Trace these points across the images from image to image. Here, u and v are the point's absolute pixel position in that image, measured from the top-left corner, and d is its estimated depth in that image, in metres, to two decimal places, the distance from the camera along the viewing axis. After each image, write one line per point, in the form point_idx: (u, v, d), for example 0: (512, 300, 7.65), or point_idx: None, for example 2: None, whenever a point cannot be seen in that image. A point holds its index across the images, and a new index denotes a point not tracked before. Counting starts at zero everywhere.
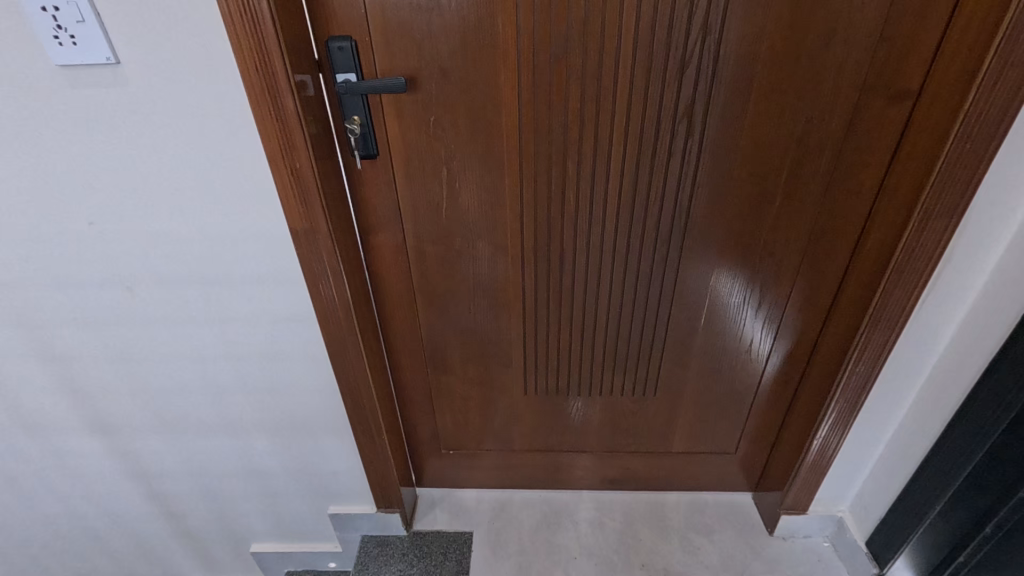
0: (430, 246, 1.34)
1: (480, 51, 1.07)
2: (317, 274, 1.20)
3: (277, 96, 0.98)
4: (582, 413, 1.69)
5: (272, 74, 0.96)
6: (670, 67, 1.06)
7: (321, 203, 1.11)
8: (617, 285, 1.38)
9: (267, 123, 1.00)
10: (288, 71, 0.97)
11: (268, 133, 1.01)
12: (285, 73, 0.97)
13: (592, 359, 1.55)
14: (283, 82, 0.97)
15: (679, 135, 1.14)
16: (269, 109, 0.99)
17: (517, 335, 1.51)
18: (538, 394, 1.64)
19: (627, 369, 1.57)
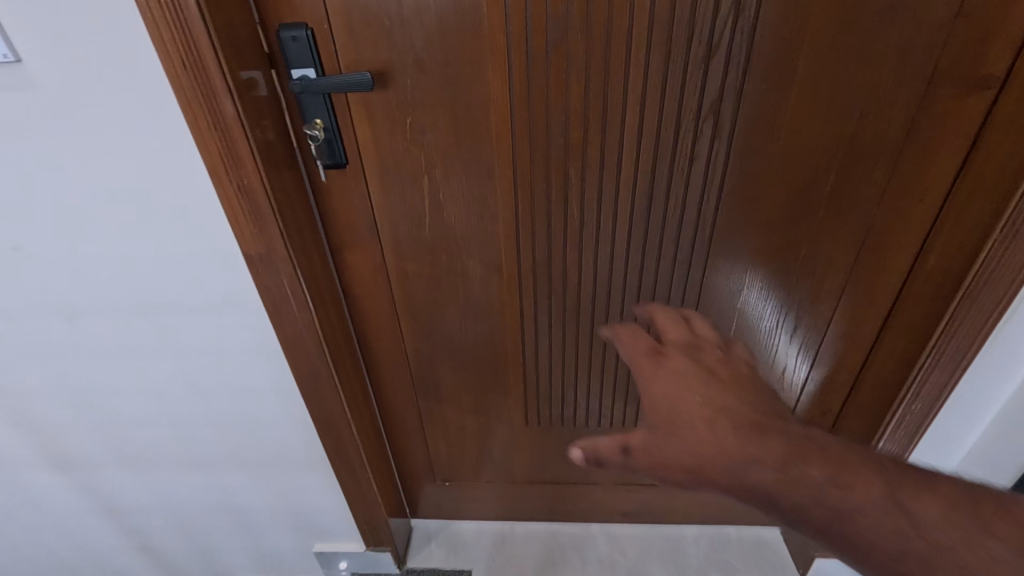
0: (413, 265, 1.17)
1: (461, 39, 0.89)
2: (279, 302, 1.03)
3: (211, 98, 0.81)
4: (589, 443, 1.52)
5: (203, 72, 0.79)
6: (693, 55, 0.87)
7: (277, 222, 0.94)
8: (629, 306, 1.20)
9: (204, 131, 0.83)
10: (224, 69, 0.80)
11: (206, 143, 0.84)
12: (219, 70, 0.80)
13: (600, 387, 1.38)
14: (219, 81, 0.80)
15: (704, 135, 0.95)
16: (204, 114, 0.82)
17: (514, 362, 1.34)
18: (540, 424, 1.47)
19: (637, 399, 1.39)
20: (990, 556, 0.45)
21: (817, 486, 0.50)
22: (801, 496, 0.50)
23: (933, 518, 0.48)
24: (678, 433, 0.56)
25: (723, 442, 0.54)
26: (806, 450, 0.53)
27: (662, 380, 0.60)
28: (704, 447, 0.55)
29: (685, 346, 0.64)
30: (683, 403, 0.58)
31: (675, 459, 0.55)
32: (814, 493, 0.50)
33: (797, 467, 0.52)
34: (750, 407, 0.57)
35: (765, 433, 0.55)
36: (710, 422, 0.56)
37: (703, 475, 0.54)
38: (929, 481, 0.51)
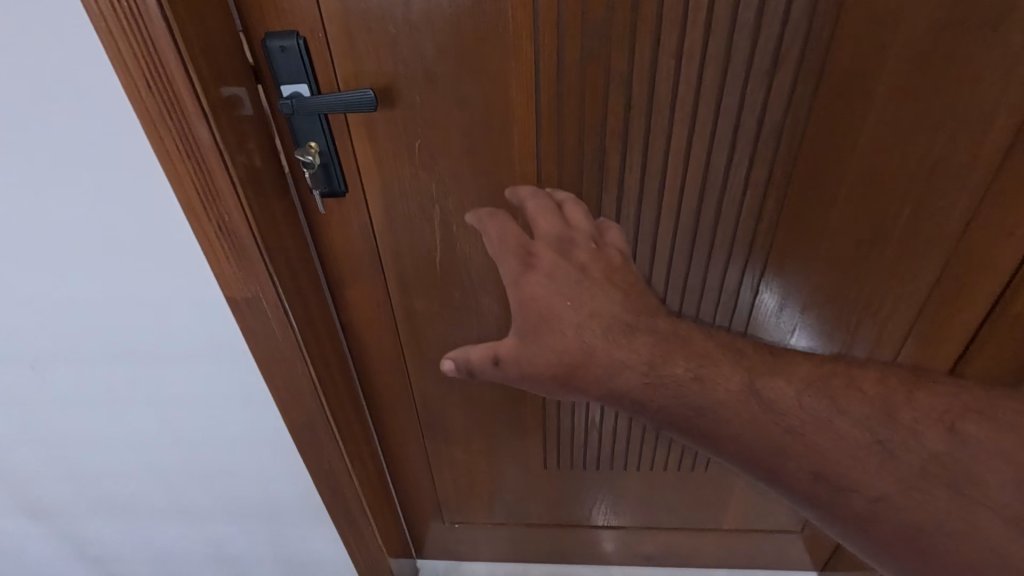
0: (421, 301, 1.03)
1: (481, 49, 0.75)
2: (269, 349, 0.90)
3: (182, 122, 0.68)
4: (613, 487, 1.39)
5: (172, 92, 0.66)
6: (755, 67, 0.74)
7: (264, 262, 0.81)
8: None
9: (175, 160, 0.70)
10: (197, 88, 0.67)
11: (178, 174, 0.71)
12: (191, 90, 0.66)
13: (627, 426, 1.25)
14: (190, 102, 0.67)
15: (764, 161, 0.81)
16: (174, 141, 0.69)
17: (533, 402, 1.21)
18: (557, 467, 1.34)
19: (664, 437, 1.26)
20: (843, 437, 0.56)
21: (676, 382, 0.59)
22: (664, 392, 0.59)
23: (796, 401, 0.58)
24: (550, 333, 0.61)
25: (590, 344, 0.60)
26: (667, 347, 0.60)
27: (534, 280, 0.63)
28: (572, 355, 0.60)
29: (555, 240, 0.66)
30: (555, 306, 0.62)
31: (546, 362, 0.61)
32: (673, 387, 0.59)
33: (660, 363, 0.59)
34: (620, 305, 0.63)
35: (631, 330, 0.61)
36: (578, 327, 0.61)
37: (573, 377, 0.61)
38: (794, 371, 0.60)
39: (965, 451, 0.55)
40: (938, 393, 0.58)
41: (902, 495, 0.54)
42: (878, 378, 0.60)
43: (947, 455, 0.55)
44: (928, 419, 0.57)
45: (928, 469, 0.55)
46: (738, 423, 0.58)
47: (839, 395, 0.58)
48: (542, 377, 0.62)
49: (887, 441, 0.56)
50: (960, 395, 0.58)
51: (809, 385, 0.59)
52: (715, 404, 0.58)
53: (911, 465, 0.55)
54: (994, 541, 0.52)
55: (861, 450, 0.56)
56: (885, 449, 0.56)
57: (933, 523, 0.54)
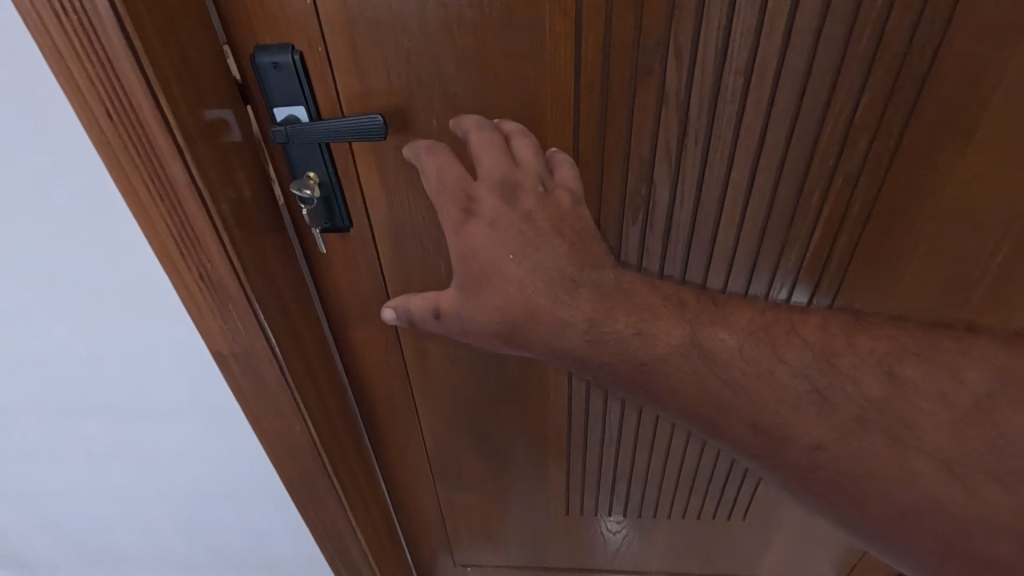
0: (435, 344, 0.92)
1: (510, 65, 0.63)
2: (264, 406, 0.79)
3: (151, 156, 0.56)
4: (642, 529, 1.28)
5: (137, 120, 0.54)
6: (838, 90, 0.62)
7: (253, 312, 0.69)
8: None
9: (145, 203, 0.58)
10: (167, 114, 0.54)
11: (150, 218, 0.59)
12: (160, 117, 0.54)
13: (713, 463, 1.12)
14: (162, 135, 0.55)
15: (840, 196, 0.69)
16: (144, 181, 0.57)
17: (627, 425, 1.06)
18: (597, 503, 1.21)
19: (755, 479, 1.14)
20: (779, 385, 0.51)
21: (615, 337, 0.54)
22: (600, 345, 0.54)
23: (727, 345, 0.52)
24: (491, 288, 0.57)
25: (531, 299, 0.55)
26: (609, 303, 0.55)
27: (477, 233, 0.57)
28: (512, 310, 0.56)
29: (498, 183, 0.59)
30: (495, 260, 0.56)
31: (487, 320, 0.58)
32: (605, 339, 0.54)
33: (602, 317, 0.54)
34: (566, 257, 0.56)
35: (575, 285, 0.55)
36: (518, 281, 0.56)
37: (515, 334, 0.57)
38: (730, 316, 0.54)
39: (908, 397, 0.48)
40: (883, 334, 0.52)
41: (839, 447, 0.49)
42: (820, 321, 0.54)
43: (892, 402, 0.49)
44: (871, 366, 0.50)
45: (873, 417, 0.49)
46: (666, 372, 0.53)
47: (777, 341, 0.52)
48: (484, 332, 0.59)
49: (827, 388, 0.50)
50: (906, 335, 0.51)
51: (744, 330, 0.53)
52: (645, 355, 0.53)
53: (851, 413, 0.49)
54: (944, 496, 0.46)
55: (800, 400, 0.51)
56: (824, 396, 0.50)
57: (870, 471, 0.49)
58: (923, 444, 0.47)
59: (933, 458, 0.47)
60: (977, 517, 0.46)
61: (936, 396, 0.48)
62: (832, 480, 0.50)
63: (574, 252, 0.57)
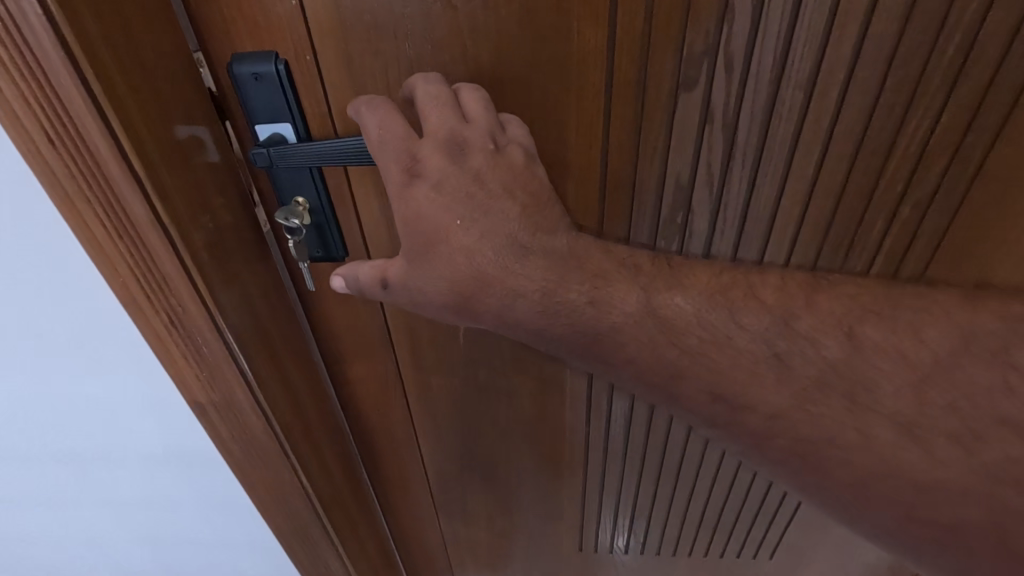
0: (441, 380, 0.84)
1: (530, 76, 0.54)
2: (250, 458, 0.71)
3: (101, 185, 0.47)
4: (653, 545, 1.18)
5: (83, 143, 0.45)
6: (913, 111, 0.53)
7: (230, 357, 0.60)
8: None
9: (102, 243, 0.50)
10: (120, 136, 0.45)
11: (108, 260, 0.51)
12: (110, 140, 0.45)
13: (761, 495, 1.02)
14: (117, 166, 0.46)
15: (904, 229, 0.61)
16: (99, 218, 0.48)
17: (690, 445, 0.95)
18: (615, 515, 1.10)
19: (798, 517, 1.05)
20: (743, 356, 0.50)
21: (566, 304, 0.51)
22: (555, 318, 0.52)
23: (688, 313, 0.51)
24: (438, 257, 0.51)
25: (480, 268, 0.51)
26: (563, 268, 0.51)
27: (421, 197, 0.51)
28: (461, 278, 0.51)
29: (445, 142, 0.50)
30: (442, 228, 0.50)
31: (435, 290, 0.53)
32: (562, 312, 0.51)
33: (555, 287, 0.51)
34: (518, 221, 0.51)
35: (527, 251, 0.51)
36: (467, 251, 0.51)
37: (464, 305, 0.53)
38: (688, 285, 0.52)
39: (865, 358, 0.48)
40: (842, 294, 0.51)
41: (797, 414, 0.49)
42: (778, 283, 0.52)
43: (845, 365, 0.49)
44: (829, 326, 0.50)
45: (837, 386, 0.48)
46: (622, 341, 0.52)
47: (738, 307, 0.51)
48: (431, 302, 0.54)
49: (784, 353, 0.50)
50: (865, 293, 0.51)
51: (703, 297, 0.52)
52: (606, 329, 0.52)
53: (811, 377, 0.49)
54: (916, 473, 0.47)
55: (756, 364, 0.50)
56: (785, 363, 0.49)
57: (828, 435, 0.49)
58: (881, 407, 0.48)
59: (892, 419, 0.47)
60: (924, 466, 0.47)
61: (892, 359, 0.48)
62: (797, 450, 0.51)
63: (528, 214, 0.51)
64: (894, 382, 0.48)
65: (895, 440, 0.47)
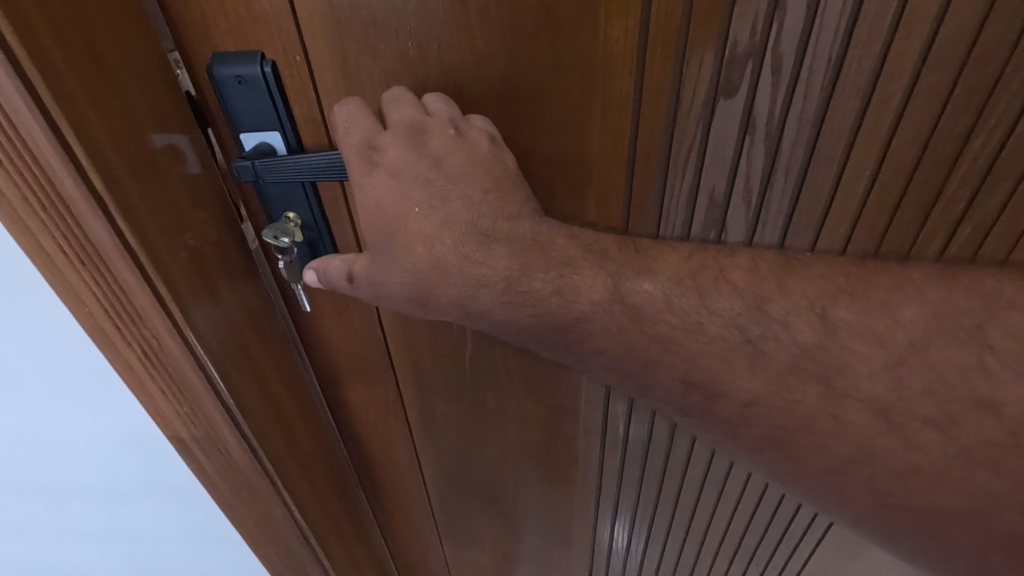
0: (445, 405, 0.78)
1: (549, 80, 0.48)
2: (239, 495, 0.65)
3: (57, 206, 0.41)
4: (647, 552, 1.12)
5: (32, 160, 0.39)
6: (984, 126, 0.47)
7: (211, 389, 0.54)
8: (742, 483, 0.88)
9: (62, 273, 0.44)
10: (76, 150, 0.39)
11: (71, 291, 0.45)
12: (65, 156, 0.39)
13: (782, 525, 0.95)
14: (76, 189, 0.40)
15: (960, 254, 0.55)
16: (58, 246, 0.42)
17: (714, 467, 0.88)
18: (616, 524, 1.03)
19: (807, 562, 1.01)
20: (717, 343, 0.45)
21: (527, 291, 0.46)
22: (519, 307, 0.47)
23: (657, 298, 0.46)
24: (398, 248, 0.47)
25: (440, 259, 0.46)
26: (529, 256, 0.46)
27: (376, 184, 0.47)
28: (422, 270, 0.47)
29: (404, 129, 0.46)
30: (400, 217, 0.46)
31: (396, 283, 0.48)
32: (523, 300, 0.47)
33: (519, 275, 0.46)
34: (481, 206, 0.46)
35: (487, 238, 0.46)
36: (427, 241, 0.46)
37: (428, 298, 0.48)
38: (658, 269, 0.47)
39: (841, 342, 0.43)
40: (816, 275, 0.45)
41: (773, 401, 0.44)
42: (749, 264, 0.47)
43: (821, 349, 0.43)
44: (802, 309, 0.44)
45: (816, 372, 0.43)
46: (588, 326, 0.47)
47: (708, 295, 0.46)
48: (392, 297, 0.50)
49: (758, 339, 0.45)
50: (840, 273, 0.45)
51: (671, 281, 0.47)
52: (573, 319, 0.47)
53: (786, 361, 0.44)
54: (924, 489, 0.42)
55: (728, 352, 0.45)
56: (760, 349, 0.45)
57: (804, 423, 0.44)
58: (865, 393, 0.42)
59: (875, 404, 0.42)
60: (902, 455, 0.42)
61: (873, 342, 0.42)
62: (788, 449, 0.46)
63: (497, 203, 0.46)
64: (875, 368, 0.42)
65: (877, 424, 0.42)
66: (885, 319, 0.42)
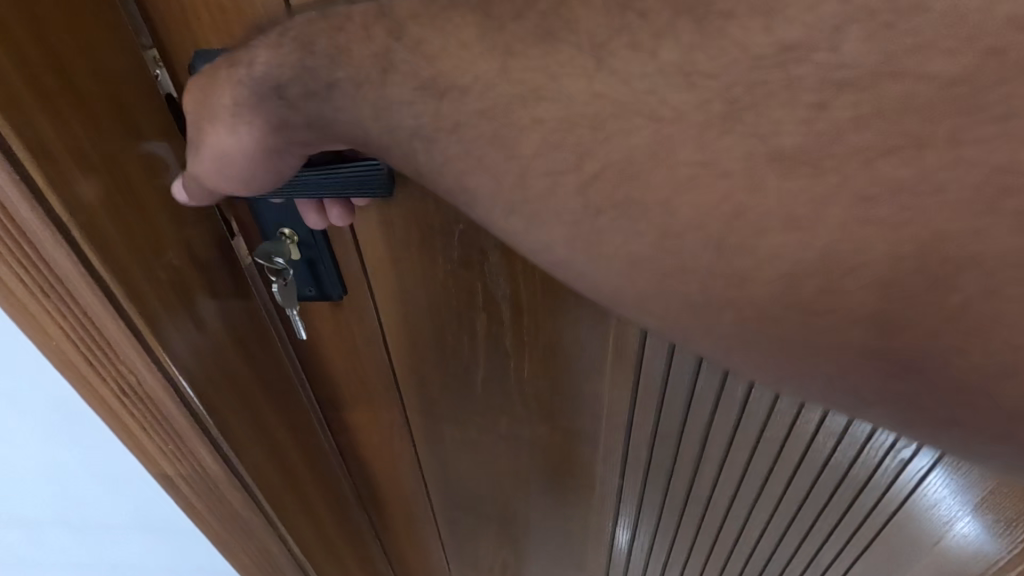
0: (454, 429, 0.73)
1: None
2: (234, 537, 0.59)
3: (12, 234, 0.35)
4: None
5: None
6: None
7: (197, 425, 0.49)
8: (728, 525, 0.88)
9: (26, 312, 0.38)
10: (30, 169, 0.34)
11: (39, 332, 0.39)
12: (16, 176, 0.33)
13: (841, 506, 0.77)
14: (32, 218, 0.35)
15: None
16: (19, 281, 0.37)
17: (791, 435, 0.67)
18: (633, 533, 0.94)
19: None
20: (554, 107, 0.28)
21: (309, 61, 0.32)
22: (297, 72, 0.33)
23: (465, 61, 0.29)
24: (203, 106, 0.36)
25: (226, 77, 0.34)
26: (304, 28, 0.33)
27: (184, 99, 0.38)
28: (218, 108, 0.35)
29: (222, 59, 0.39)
30: (202, 87, 0.36)
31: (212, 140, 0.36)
32: (316, 76, 0.32)
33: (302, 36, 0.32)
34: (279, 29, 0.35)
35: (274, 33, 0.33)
36: (220, 75, 0.35)
37: (230, 129, 0.35)
38: (518, 53, 0.29)
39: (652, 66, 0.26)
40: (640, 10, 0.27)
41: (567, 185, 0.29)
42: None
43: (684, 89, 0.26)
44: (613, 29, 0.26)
45: (694, 125, 0.26)
46: (398, 110, 0.32)
47: (541, 44, 0.28)
48: (255, 173, 0.37)
49: (598, 117, 0.27)
50: None
51: (470, 31, 0.29)
52: (380, 106, 0.32)
53: (640, 123, 0.27)
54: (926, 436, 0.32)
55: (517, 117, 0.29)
56: (622, 118, 0.27)
57: None
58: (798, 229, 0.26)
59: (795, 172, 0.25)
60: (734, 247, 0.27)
61: (757, 78, 0.25)
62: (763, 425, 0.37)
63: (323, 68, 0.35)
64: (773, 122, 0.25)
65: (791, 205, 0.26)
66: (810, 31, 0.24)
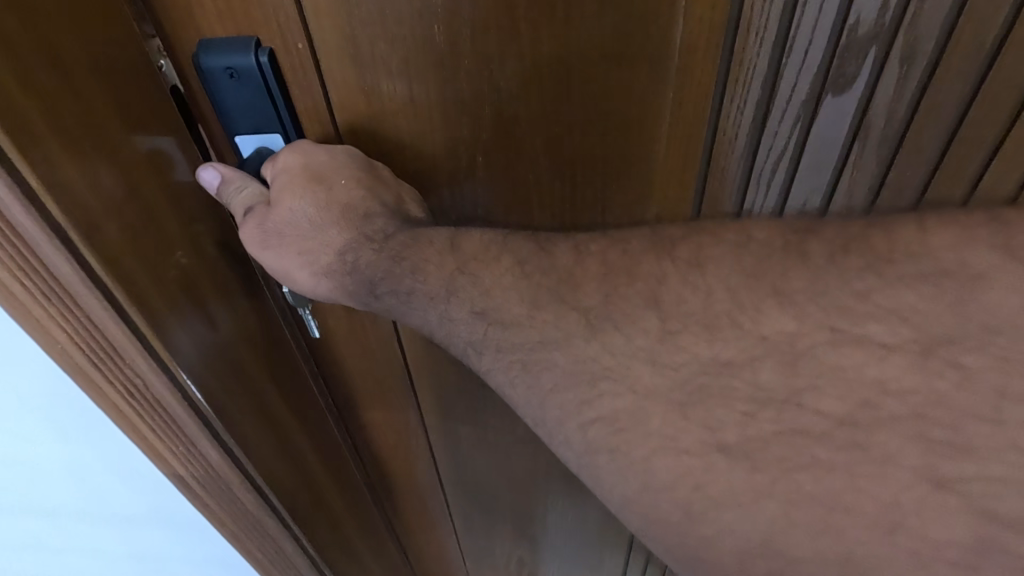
0: (472, 430, 0.71)
1: (610, 72, 0.39)
2: (254, 538, 0.55)
3: None
4: None
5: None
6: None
7: (203, 423, 0.45)
8: None
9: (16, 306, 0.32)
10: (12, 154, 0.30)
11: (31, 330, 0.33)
12: None
13: None
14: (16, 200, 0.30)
15: None
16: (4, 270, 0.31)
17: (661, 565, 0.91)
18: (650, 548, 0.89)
19: None
20: (573, 353, 0.37)
21: (397, 270, 0.40)
22: (411, 275, 0.40)
23: (512, 302, 0.38)
24: (318, 266, 0.42)
25: (352, 259, 0.41)
26: (413, 235, 0.40)
27: (281, 226, 0.41)
28: (329, 274, 0.42)
29: (306, 185, 0.40)
30: (320, 253, 0.42)
31: (313, 286, 0.43)
32: (393, 284, 0.40)
33: (430, 255, 0.40)
34: (386, 214, 0.41)
35: (393, 238, 0.40)
36: (341, 252, 0.41)
37: (338, 291, 0.42)
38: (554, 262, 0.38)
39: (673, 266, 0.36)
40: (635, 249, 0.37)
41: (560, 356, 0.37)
42: (601, 253, 0.38)
43: (665, 364, 0.34)
44: (629, 262, 0.37)
45: (676, 401, 0.34)
46: (453, 326, 0.40)
47: (564, 296, 0.37)
48: (305, 295, 0.45)
49: (602, 372, 0.36)
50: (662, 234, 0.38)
51: (511, 277, 0.39)
52: (438, 318, 0.40)
53: (636, 391, 0.35)
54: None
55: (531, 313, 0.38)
56: (623, 383, 0.35)
57: None
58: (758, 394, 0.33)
59: (750, 464, 0.32)
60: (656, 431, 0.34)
61: (721, 372, 0.33)
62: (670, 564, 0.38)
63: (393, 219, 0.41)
64: (735, 412, 0.33)
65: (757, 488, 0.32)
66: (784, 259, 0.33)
